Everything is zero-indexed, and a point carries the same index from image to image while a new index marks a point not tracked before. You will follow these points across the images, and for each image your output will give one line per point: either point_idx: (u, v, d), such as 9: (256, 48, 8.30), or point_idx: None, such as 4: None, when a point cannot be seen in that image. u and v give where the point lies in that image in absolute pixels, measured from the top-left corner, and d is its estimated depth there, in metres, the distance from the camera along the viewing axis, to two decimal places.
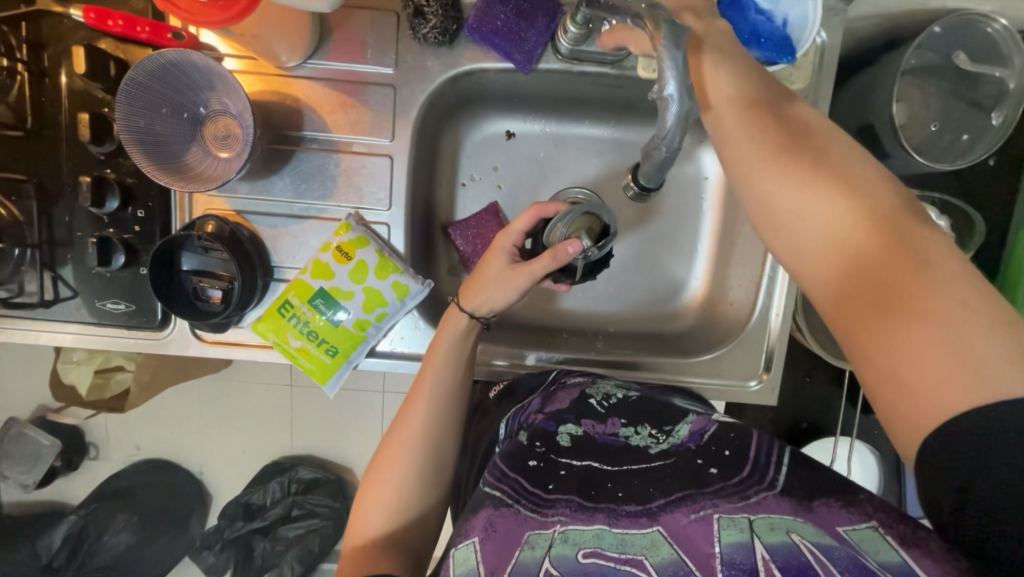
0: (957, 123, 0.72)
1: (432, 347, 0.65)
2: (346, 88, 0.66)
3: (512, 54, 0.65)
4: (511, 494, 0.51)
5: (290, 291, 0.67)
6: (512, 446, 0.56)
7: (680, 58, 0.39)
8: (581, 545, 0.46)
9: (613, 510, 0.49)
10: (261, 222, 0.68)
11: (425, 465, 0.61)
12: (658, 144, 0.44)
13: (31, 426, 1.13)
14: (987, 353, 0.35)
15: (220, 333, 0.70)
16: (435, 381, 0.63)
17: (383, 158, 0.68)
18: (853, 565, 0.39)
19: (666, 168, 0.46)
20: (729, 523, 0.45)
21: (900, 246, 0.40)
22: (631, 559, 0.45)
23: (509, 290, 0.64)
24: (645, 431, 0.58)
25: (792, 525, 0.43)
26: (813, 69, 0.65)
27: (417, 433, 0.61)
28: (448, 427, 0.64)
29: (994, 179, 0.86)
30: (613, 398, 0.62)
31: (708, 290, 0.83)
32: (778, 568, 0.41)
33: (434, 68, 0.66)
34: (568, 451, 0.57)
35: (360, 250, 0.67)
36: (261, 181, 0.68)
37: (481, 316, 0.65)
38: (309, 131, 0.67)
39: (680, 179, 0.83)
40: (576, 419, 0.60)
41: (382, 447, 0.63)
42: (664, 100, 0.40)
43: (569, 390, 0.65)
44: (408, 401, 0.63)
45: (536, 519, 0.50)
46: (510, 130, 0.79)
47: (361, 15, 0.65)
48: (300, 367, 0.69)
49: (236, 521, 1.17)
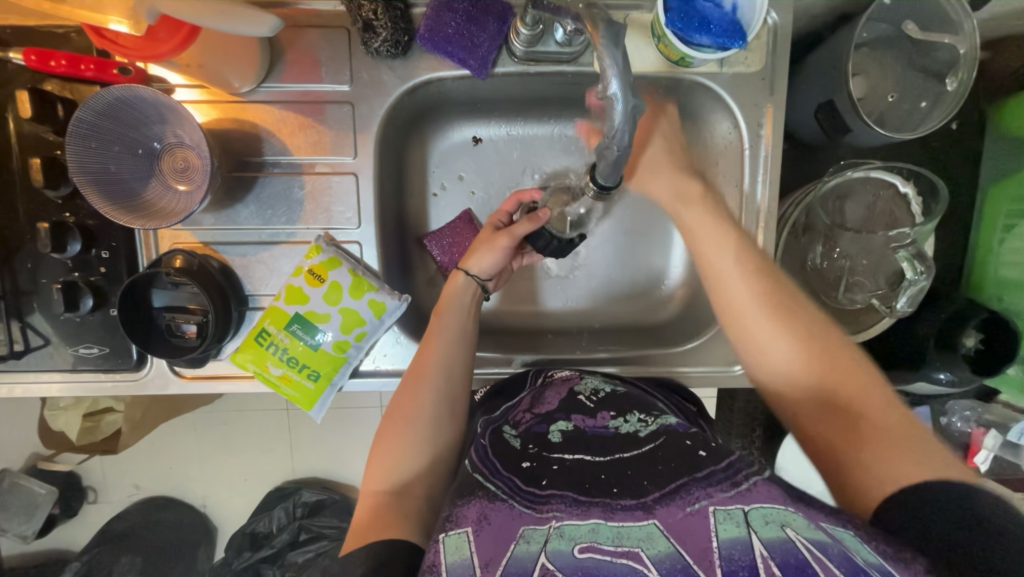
0: (914, 91, 0.73)
1: (438, 305, 0.68)
2: (303, 110, 0.65)
3: (467, 61, 0.64)
4: (505, 490, 0.51)
5: (265, 319, 0.66)
6: (505, 447, 0.57)
7: (619, 56, 0.40)
8: (577, 539, 0.44)
9: (608, 505, 0.47)
10: (230, 252, 0.67)
11: (438, 409, 0.62)
12: (609, 142, 0.46)
13: (25, 476, 1.11)
14: (845, 377, 0.52)
15: (198, 368, 0.69)
16: (450, 323, 0.66)
17: (348, 177, 0.67)
18: (848, 563, 0.39)
19: (620, 165, 0.47)
20: (725, 517, 0.44)
21: (794, 309, 0.55)
22: (628, 552, 0.43)
23: (497, 251, 0.69)
24: (634, 419, 0.59)
25: (787, 520, 0.43)
26: (768, 50, 0.66)
27: (433, 375, 0.63)
28: (462, 370, 0.65)
29: (959, 141, 0.87)
30: (602, 392, 0.65)
31: (688, 277, 0.83)
32: (777, 565, 0.40)
33: (390, 81, 0.66)
34: (558, 446, 0.56)
35: (333, 271, 0.66)
36: (226, 211, 0.67)
37: (479, 278, 0.70)
38: (270, 155, 0.66)
39: None
40: (566, 416, 0.61)
41: (397, 392, 0.63)
42: (609, 99, 0.42)
43: (558, 389, 0.66)
44: (424, 343, 0.65)
45: (533, 514, 0.48)
46: (477, 135, 0.79)
47: (311, 33, 0.64)
48: (284, 395, 0.67)
49: (244, 551, 1.14)
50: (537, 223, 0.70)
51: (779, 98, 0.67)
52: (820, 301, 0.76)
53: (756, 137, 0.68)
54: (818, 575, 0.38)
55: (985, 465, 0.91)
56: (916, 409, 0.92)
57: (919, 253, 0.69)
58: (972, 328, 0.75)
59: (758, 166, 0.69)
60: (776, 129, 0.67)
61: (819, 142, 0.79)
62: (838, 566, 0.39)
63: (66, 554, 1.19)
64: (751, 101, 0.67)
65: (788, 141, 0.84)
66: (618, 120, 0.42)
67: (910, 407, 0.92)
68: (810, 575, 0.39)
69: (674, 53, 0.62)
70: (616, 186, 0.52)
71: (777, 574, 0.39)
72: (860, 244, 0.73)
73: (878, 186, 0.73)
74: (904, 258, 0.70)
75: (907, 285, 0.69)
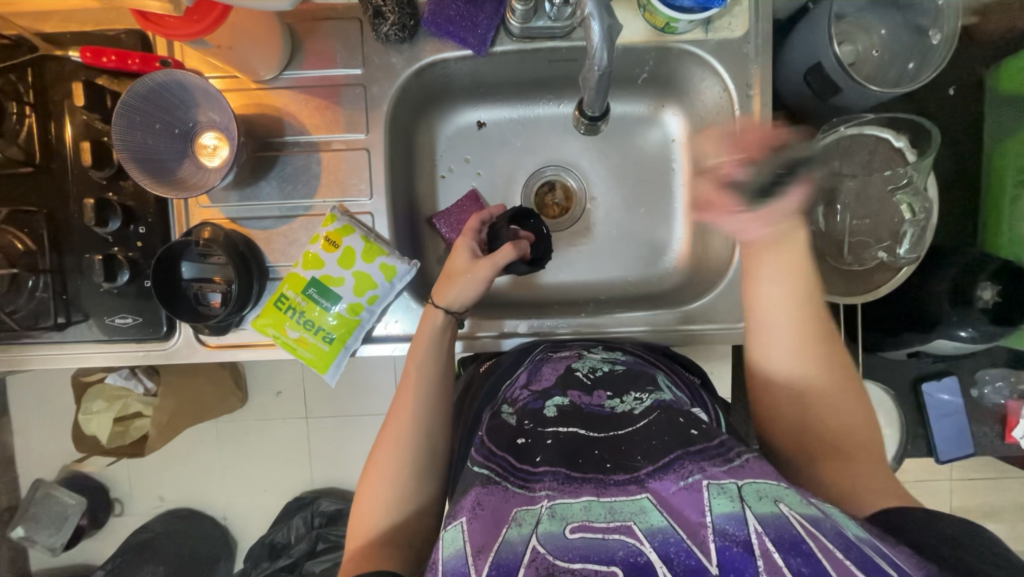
0: (902, 52, 0.75)
1: (415, 346, 0.69)
2: (320, 93, 0.72)
3: (467, 40, 0.70)
4: (499, 472, 0.51)
5: (284, 284, 0.70)
6: (501, 425, 0.58)
7: None
8: (569, 519, 0.44)
9: (601, 481, 0.48)
10: (252, 226, 0.73)
11: (421, 452, 0.62)
12: (592, 66, 0.56)
13: (56, 487, 1.14)
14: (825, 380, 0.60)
15: (222, 336, 0.73)
16: (422, 377, 0.66)
17: (361, 152, 0.72)
18: (841, 537, 0.41)
19: (602, 89, 0.59)
20: (718, 491, 0.44)
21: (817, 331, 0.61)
22: (620, 526, 0.43)
23: (476, 282, 0.69)
24: (630, 398, 0.60)
25: (779, 495, 0.44)
26: (750, 16, 0.70)
27: (410, 424, 0.63)
28: (441, 411, 0.65)
29: (957, 105, 0.88)
30: (599, 370, 0.65)
31: (691, 246, 0.84)
32: (771, 540, 0.41)
33: (398, 64, 0.72)
34: (553, 420, 0.57)
35: (347, 237, 0.70)
36: (250, 189, 0.72)
37: (455, 311, 0.70)
38: (290, 136, 0.72)
39: (648, 144, 0.84)
40: (561, 392, 0.61)
41: (376, 445, 0.63)
42: (588, 19, 0.52)
43: (555, 365, 0.67)
44: (398, 397, 0.65)
45: (525, 494, 0.49)
46: (480, 119, 0.84)
47: (327, 25, 0.71)
48: (300, 358, 0.71)
49: (262, 562, 1.15)
50: (521, 248, 0.71)
51: (765, 61, 0.70)
52: (825, 264, 0.76)
53: (744, 99, 0.71)
54: (813, 549, 0.40)
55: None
56: (944, 379, 0.88)
57: (917, 193, 0.72)
58: (986, 279, 0.75)
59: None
60: (766, 89, 0.70)
61: (812, 109, 0.81)
62: (833, 542, 0.40)
63: (91, 568, 1.22)
64: (737, 66, 0.71)
65: (782, 112, 0.86)
66: (597, 40, 0.53)
67: (937, 378, 0.89)
68: (804, 550, 0.40)
69: (659, 19, 0.66)
70: (602, 114, 0.65)
71: (772, 549, 0.40)
72: (861, 196, 0.75)
73: (870, 142, 0.75)
74: (902, 201, 0.73)
75: (908, 228, 0.72)
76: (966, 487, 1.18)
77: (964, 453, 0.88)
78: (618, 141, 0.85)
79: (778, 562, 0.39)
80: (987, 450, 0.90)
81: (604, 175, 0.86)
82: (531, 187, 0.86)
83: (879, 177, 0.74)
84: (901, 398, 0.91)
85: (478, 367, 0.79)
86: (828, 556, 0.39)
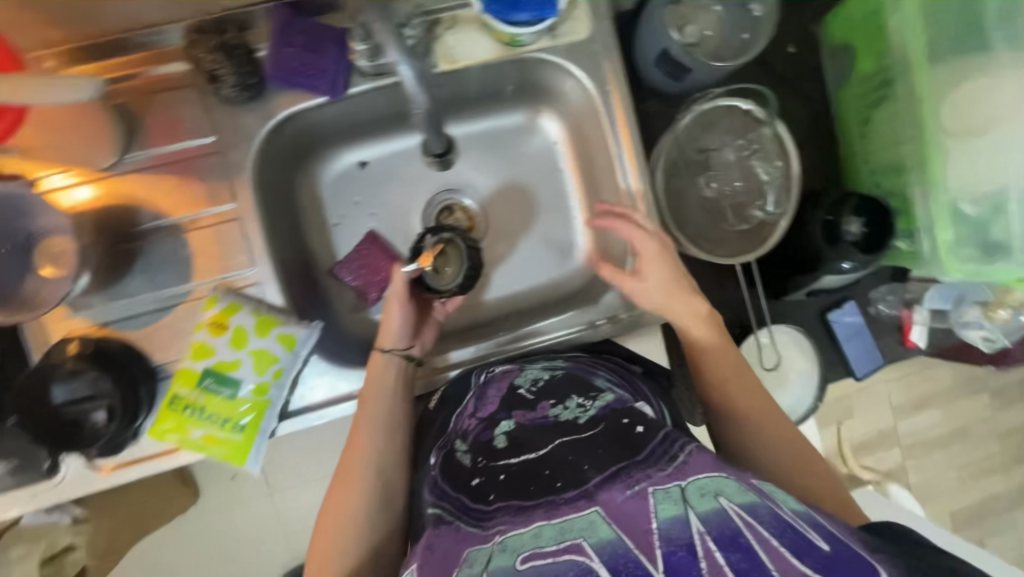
0: (736, 25, 0.81)
1: (364, 398, 0.66)
2: (172, 170, 0.66)
3: (319, 87, 0.66)
4: (453, 511, 0.53)
5: (176, 383, 0.64)
6: (457, 468, 0.57)
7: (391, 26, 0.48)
8: (520, 550, 0.44)
9: (552, 503, 0.47)
10: (129, 326, 0.66)
11: (372, 500, 0.61)
12: (415, 108, 0.55)
13: None
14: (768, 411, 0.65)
15: (116, 455, 0.65)
16: (371, 427, 0.64)
17: (233, 223, 0.67)
18: (776, 520, 0.42)
19: (431, 118, 0.58)
20: (663, 496, 0.44)
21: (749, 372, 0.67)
22: (570, 546, 0.43)
23: (430, 329, 0.72)
24: (573, 403, 0.59)
25: (719, 488, 0.44)
26: (592, 16, 0.72)
27: (360, 476, 0.62)
28: (397, 455, 0.65)
29: (801, 59, 0.96)
30: (541, 380, 0.64)
31: (594, 241, 0.85)
32: (713, 538, 0.41)
33: (253, 123, 0.67)
34: (503, 451, 0.56)
35: (234, 317, 0.65)
36: (116, 287, 0.66)
37: (400, 349, 0.69)
38: (148, 222, 0.67)
39: (532, 152, 0.86)
40: (507, 414, 0.60)
41: (328, 497, 0.63)
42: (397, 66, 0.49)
43: (499, 385, 0.66)
44: (349, 445, 0.64)
45: (478, 534, 0.49)
46: (361, 160, 0.82)
47: (163, 99, 0.66)
48: (213, 456, 0.65)
49: None
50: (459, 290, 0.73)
51: (614, 56, 0.73)
52: (715, 230, 0.80)
53: (603, 95, 0.73)
54: (750, 541, 0.40)
55: (922, 340, 0.97)
56: (845, 306, 0.96)
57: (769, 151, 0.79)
58: (850, 214, 0.82)
59: (619, 141, 0.74)
60: (620, 83, 0.73)
61: (673, 89, 0.86)
62: (769, 528, 0.41)
63: None
64: (591, 66, 0.73)
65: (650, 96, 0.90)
66: (411, 84, 0.51)
67: (840, 306, 0.97)
68: (743, 543, 0.40)
69: (504, 35, 0.67)
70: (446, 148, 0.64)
71: (714, 548, 0.40)
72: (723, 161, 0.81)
73: (723, 112, 0.80)
74: (758, 162, 0.79)
75: (771, 185, 0.78)
76: (902, 386, 1.29)
77: (875, 365, 0.97)
78: (504, 154, 0.86)
79: (722, 561, 0.39)
80: (895, 358, 0.99)
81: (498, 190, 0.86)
82: (429, 216, 0.85)
83: (733, 145, 0.81)
84: (816, 332, 0.99)
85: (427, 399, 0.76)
86: (765, 545, 0.40)
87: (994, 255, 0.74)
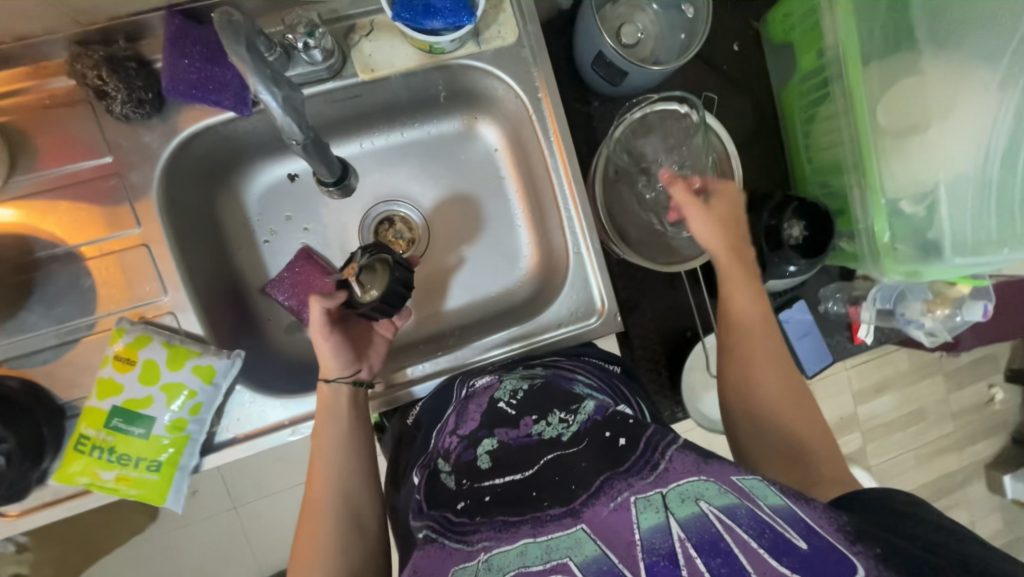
0: (674, 26, 0.79)
1: (316, 428, 0.64)
2: (66, 194, 0.62)
3: (222, 102, 0.62)
4: (436, 528, 0.49)
5: (81, 423, 0.60)
6: (437, 491, 0.53)
7: (249, 57, 0.44)
8: (507, 570, 0.42)
9: (537, 518, 0.45)
10: (29, 364, 0.62)
11: (343, 530, 0.59)
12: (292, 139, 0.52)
13: None
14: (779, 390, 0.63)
15: (23, 501, 0.61)
16: (329, 456, 0.62)
17: (138, 248, 0.63)
18: (755, 521, 0.40)
19: (315, 147, 0.55)
20: (646, 504, 0.43)
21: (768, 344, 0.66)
22: (557, 565, 0.41)
23: (378, 350, 0.70)
24: (555, 419, 0.55)
25: (700, 492, 0.43)
26: (518, 20, 0.69)
27: (324, 507, 0.60)
28: (362, 481, 0.63)
29: (745, 58, 0.95)
30: (520, 392, 0.59)
31: (539, 250, 0.82)
32: (693, 545, 0.40)
33: (153, 142, 0.63)
34: (487, 473, 0.52)
35: (143, 349, 0.61)
36: (11, 323, 0.62)
37: (343, 376, 0.66)
38: (43, 251, 0.62)
39: (473, 159, 0.83)
40: (489, 432, 0.56)
41: (297, 536, 0.59)
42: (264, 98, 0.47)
43: (479, 401, 0.61)
44: (308, 477, 0.62)
45: (463, 549, 0.46)
46: (291, 172, 0.78)
47: (52, 117, 0.61)
48: (129, 496, 0.62)
49: None
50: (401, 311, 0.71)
51: (543, 61, 0.70)
52: (654, 236, 0.80)
53: (534, 102, 0.71)
54: (730, 546, 0.39)
55: (869, 336, 0.97)
56: (795, 304, 0.97)
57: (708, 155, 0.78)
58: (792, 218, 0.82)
59: (554, 150, 0.72)
60: (551, 88, 0.70)
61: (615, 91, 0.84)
62: (748, 531, 0.40)
63: None
64: (520, 71, 0.70)
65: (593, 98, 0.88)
66: (282, 117, 0.48)
67: (790, 305, 0.97)
68: (723, 548, 0.39)
69: (421, 43, 0.63)
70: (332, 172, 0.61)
71: (695, 555, 0.39)
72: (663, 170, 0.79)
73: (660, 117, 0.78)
74: None
75: None
76: (860, 376, 1.31)
77: (824, 364, 0.97)
78: (445, 161, 0.83)
79: (701, 570, 0.38)
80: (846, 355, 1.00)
81: (439, 200, 0.83)
82: (367, 227, 0.81)
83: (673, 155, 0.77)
84: None
85: (404, 417, 0.75)
86: (744, 550, 0.39)
87: (929, 256, 0.72)
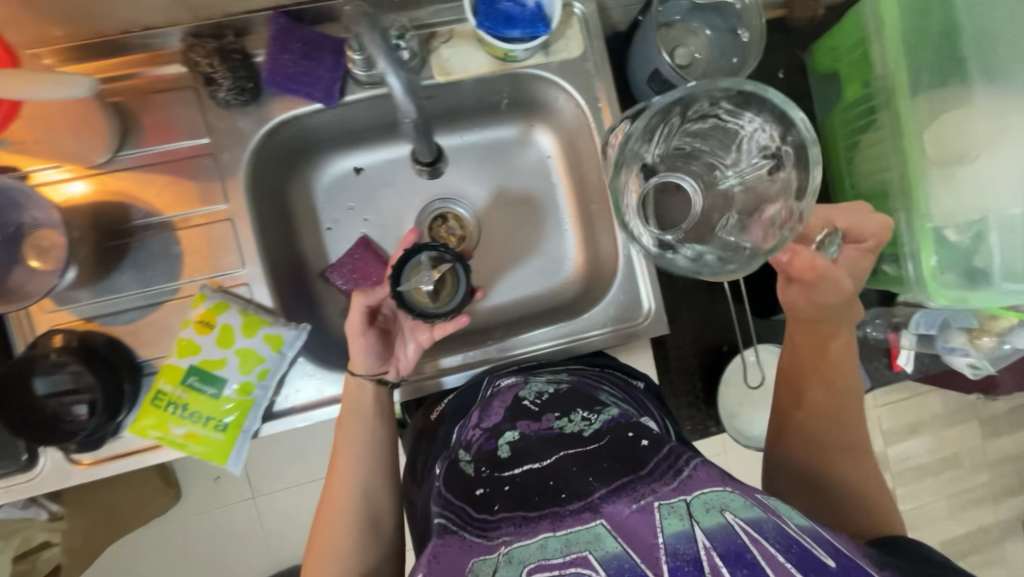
0: (728, 49, 0.83)
1: (344, 423, 0.67)
2: (164, 169, 0.68)
3: (312, 94, 0.68)
4: (456, 521, 0.51)
5: (160, 379, 0.64)
6: (457, 476, 0.56)
7: (379, 40, 0.52)
8: (526, 562, 0.42)
9: (557, 513, 0.45)
10: (115, 322, 0.67)
11: (363, 523, 0.61)
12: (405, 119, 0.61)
13: None
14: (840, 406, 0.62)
15: (97, 451, 0.65)
16: (355, 454, 0.65)
17: (223, 223, 0.68)
18: (781, 535, 0.40)
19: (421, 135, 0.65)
20: (669, 510, 0.42)
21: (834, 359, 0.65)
22: (576, 558, 0.41)
23: (408, 355, 0.70)
24: (578, 417, 0.56)
25: (726, 503, 0.42)
26: (584, 35, 0.74)
27: (345, 503, 0.62)
28: (383, 479, 0.65)
29: (791, 85, 0.99)
30: (546, 394, 0.61)
31: (585, 253, 0.86)
32: (719, 555, 0.39)
33: (247, 127, 0.69)
34: (508, 461, 0.53)
35: (222, 315, 0.65)
36: (104, 282, 0.67)
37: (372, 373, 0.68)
38: (140, 219, 0.67)
39: (526, 164, 0.87)
40: (511, 424, 0.58)
41: (317, 525, 0.62)
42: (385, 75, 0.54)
43: (504, 398, 0.63)
44: (333, 471, 0.65)
45: (483, 543, 0.47)
46: (357, 165, 0.83)
47: (162, 100, 0.68)
48: (194, 454, 0.66)
49: None
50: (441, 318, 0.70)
51: (604, 73, 0.75)
52: None
53: (593, 111, 0.75)
54: (756, 559, 0.38)
55: (908, 364, 0.98)
56: None
57: None
58: None
59: None
60: (610, 99, 0.75)
61: None
62: (775, 545, 0.39)
63: None
64: (582, 83, 0.75)
65: None
66: (399, 93, 0.56)
67: None
68: (749, 560, 0.38)
69: (497, 50, 0.69)
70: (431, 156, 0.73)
71: (721, 564, 0.38)
72: None
73: None
74: None
75: None
76: (893, 410, 1.30)
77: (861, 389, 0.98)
78: (499, 164, 0.87)
79: None
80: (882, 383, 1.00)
81: (492, 200, 0.87)
82: (423, 222, 0.85)
83: None
84: None
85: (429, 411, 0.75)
86: (770, 562, 0.38)
87: (976, 281, 0.73)
